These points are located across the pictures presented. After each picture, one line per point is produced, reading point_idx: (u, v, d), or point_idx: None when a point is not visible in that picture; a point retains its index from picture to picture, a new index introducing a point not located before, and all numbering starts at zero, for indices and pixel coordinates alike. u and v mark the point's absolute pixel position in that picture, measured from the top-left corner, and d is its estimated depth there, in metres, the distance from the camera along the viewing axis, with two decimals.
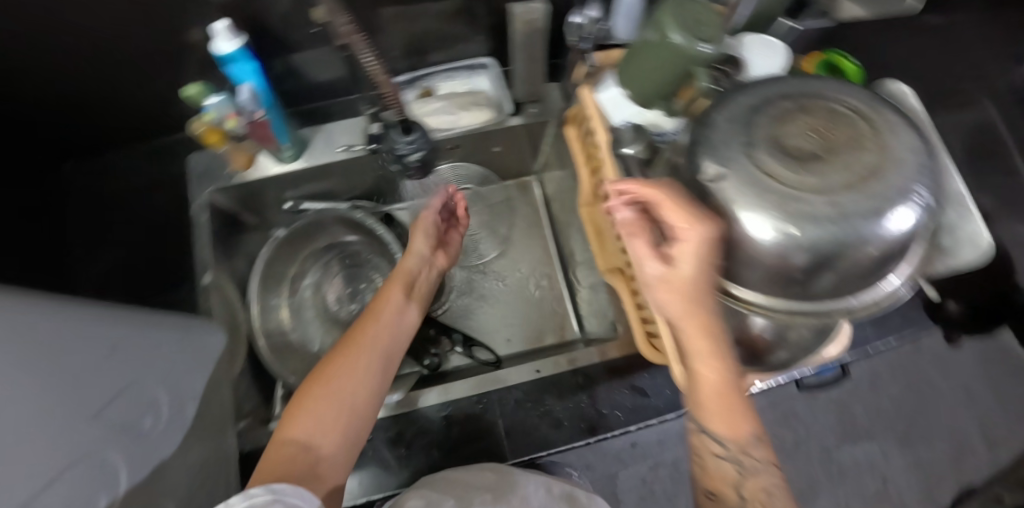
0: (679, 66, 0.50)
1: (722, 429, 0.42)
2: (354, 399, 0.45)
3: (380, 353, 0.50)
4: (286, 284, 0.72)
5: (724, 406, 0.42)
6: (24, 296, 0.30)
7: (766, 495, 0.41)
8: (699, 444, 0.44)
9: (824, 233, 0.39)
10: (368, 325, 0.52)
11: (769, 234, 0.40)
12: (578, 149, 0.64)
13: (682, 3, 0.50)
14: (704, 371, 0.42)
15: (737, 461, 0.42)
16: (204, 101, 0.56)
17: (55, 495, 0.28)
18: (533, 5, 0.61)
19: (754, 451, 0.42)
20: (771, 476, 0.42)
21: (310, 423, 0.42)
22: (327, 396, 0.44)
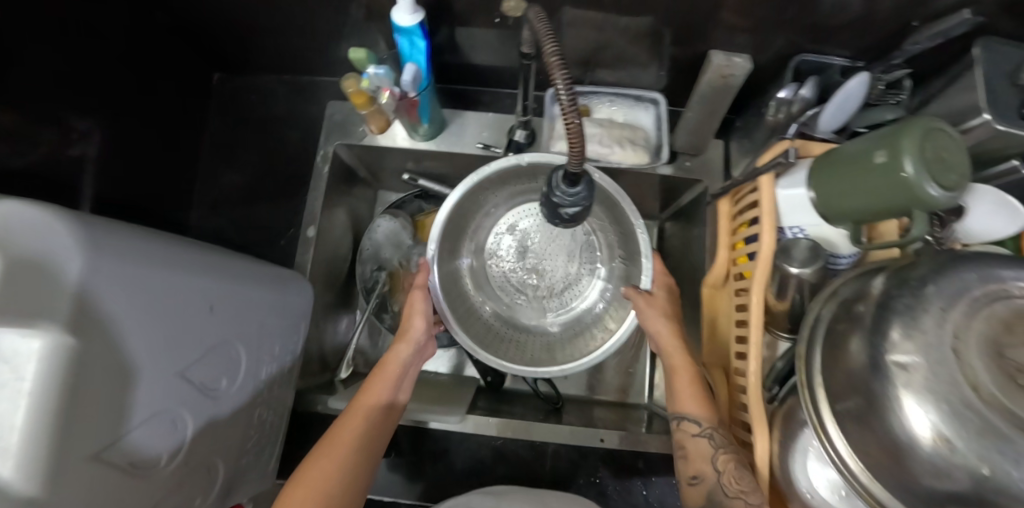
0: (898, 203, 0.42)
1: (686, 407, 0.50)
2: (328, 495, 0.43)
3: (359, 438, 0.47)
4: (384, 255, 0.75)
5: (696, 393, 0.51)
6: (159, 267, 0.37)
7: (736, 469, 0.45)
8: (692, 443, 0.48)
9: (1013, 484, 0.31)
10: (358, 408, 0.49)
11: (926, 429, 0.34)
12: (723, 226, 0.60)
13: (934, 131, 0.41)
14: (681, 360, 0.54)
15: (718, 444, 0.47)
16: (366, 69, 0.53)
17: (136, 438, 0.35)
18: (737, 60, 0.52)
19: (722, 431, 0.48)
20: (756, 499, 0.43)
21: None
22: (305, 492, 0.42)
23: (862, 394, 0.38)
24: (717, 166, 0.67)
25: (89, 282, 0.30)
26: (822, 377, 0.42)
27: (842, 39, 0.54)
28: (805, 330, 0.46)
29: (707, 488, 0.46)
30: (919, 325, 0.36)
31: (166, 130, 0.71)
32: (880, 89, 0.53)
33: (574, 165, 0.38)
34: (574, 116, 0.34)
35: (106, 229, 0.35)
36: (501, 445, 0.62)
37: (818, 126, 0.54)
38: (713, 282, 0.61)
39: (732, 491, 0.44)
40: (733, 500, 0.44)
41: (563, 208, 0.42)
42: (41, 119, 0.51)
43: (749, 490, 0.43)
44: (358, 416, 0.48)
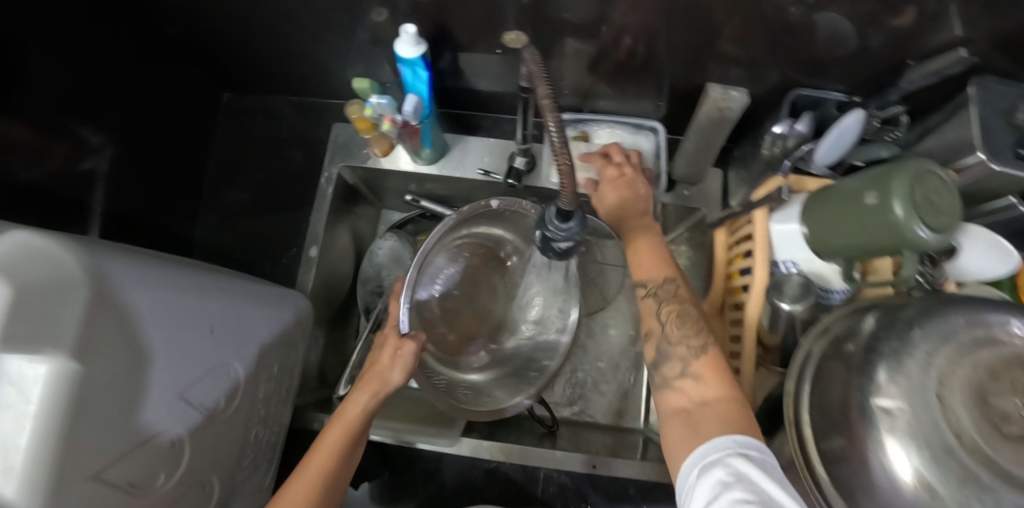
0: (889, 243, 0.42)
1: (646, 275, 0.47)
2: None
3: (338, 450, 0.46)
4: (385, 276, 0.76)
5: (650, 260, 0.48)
6: (164, 291, 0.39)
7: (678, 318, 0.44)
8: (663, 288, 0.46)
9: None
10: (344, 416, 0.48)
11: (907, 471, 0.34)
12: (718, 256, 0.61)
13: (925, 173, 0.42)
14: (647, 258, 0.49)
15: (663, 299, 0.46)
16: (369, 97, 0.55)
17: (135, 458, 0.36)
18: (733, 93, 0.55)
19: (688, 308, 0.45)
20: (697, 342, 0.43)
21: None
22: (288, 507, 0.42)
23: (849, 436, 0.38)
24: (715, 195, 0.68)
25: (98, 309, 0.32)
26: (809, 415, 0.43)
27: (838, 75, 0.54)
28: (794, 370, 0.46)
29: (655, 342, 0.45)
30: (904, 369, 0.36)
31: (175, 147, 0.73)
32: (875, 125, 0.55)
33: (566, 202, 0.39)
34: (564, 155, 0.36)
35: (115, 256, 0.36)
36: (494, 467, 0.63)
37: (814, 160, 0.55)
38: (709, 310, 0.60)
39: (676, 339, 0.44)
40: (677, 346, 0.43)
41: (556, 242, 0.43)
42: (53, 135, 0.54)
43: (690, 334, 0.43)
44: (337, 428, 0.47)
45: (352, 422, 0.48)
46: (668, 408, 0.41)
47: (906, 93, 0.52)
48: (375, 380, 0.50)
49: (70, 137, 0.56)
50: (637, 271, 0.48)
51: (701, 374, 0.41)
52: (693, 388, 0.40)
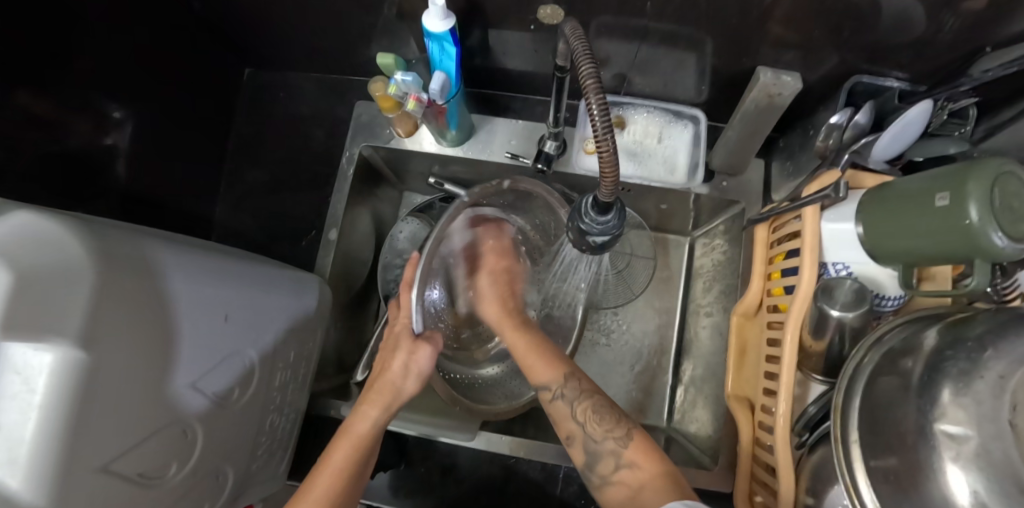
0: (958, 252, 0.38)
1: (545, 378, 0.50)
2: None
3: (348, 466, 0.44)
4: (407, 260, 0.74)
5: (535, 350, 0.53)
6: (176, 278, 0.37)
7: (595, 414, 0.45)
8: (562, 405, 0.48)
9: None
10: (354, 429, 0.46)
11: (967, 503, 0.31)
12: (759, 253, 0.57)
13: (1006, 174, 0.37)
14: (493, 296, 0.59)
15: (573, 400, 0.47)
16: (393, 74, 0.52)
17: (146, 449, 0.36)
18: (785, 78, 0.49)
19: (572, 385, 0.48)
20: (620, 431, 0.44)
21: None
22: None
23: (903, 460, 0.35)
24: (757, 188, 0.64)
25: (104, 297, 0.30)
26: (857, 434, 0.39)
27: (903, 62, 0.49)
28: (842, 380, 0.43)
29: (581, 445, 0.45)
30: (973, 392, 0.33)
31: (198, 123, 0.71)
32: (943, 119, 0.49)
33: (606, 192, 0.36)
34: (607, 141, 0.33)
35: (126, 240, 0.35)
36: (513, 463, 0.62)
37: (871, 155, 0.49)
38: (744, 312, 0.58)
39: (601, 436, 0.44)
40: (604, 443, 0.44)
41: (590, 235, 0.40)
42: (74, 109, 0.53)
43: (611, 427, 0.44)
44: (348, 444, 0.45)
45: (363, 437, 0.46)
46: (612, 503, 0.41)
47: (982, 81, 0.44)
48: (387, 391, 0.48)
49: (92, 112, 0.55)
50: (536, 377, 0.51)
51: (634, 459, 0.42)
52: (630, 478, 0.41)
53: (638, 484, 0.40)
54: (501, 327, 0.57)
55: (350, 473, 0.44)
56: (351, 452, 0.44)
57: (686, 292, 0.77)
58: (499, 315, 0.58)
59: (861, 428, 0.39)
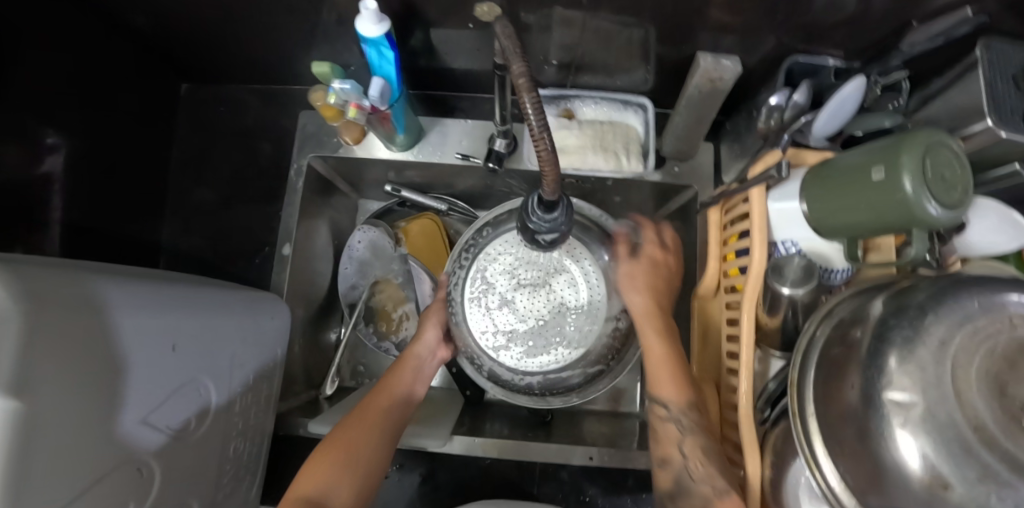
0: (895, 223, 0.39)
1: (662, 389, 0.53)
2: (367, 446, 0.51)
3: (388, 412, 0.54)
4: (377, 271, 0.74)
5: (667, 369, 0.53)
6: (110, 310, 0.36)
7: (702, 455, 0.48)
8: (664, 428, 0.52)
9: None
10: (387, 385, 0.57)
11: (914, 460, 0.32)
12: (713, 236, 0.58)
13: (938, 144, 0.38)
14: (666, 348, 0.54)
15: (687, 426, 0.50)
16: (331, 82, 0.51)
17: (94, 495, 0.34)
18: (725, 62, 0.51)
19: (691, 414, 0.51)
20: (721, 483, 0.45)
21: (321, 481, 0.46)
22: (334, 456, 0.49)
23: (857, 429, 0.36)
24: (707, 171, 0.65)
25: (30, 341, 0.28)
26: (814, 407, 0.41)
27: (836, 40, 0.50)
28: (797, 357, 0.44)
29: (673, 473, 0.49)
30: (914, 354, 0.34)
31: (137, 145, 0.68)
32: (875, 92, 0.50)
33: (549, 190, 0.36)
34: (542, 138, 0.32)
35: (50, 276, 0.33)
36: (488, 464, 0.62)
37: (812, 133, 0.50)
38: (704, 294, 0.60)
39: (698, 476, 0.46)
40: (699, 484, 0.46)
41: (540, 233, 0.40)
42: (8, 136, 0.50)
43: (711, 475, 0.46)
44: (386, 396, 0.56)
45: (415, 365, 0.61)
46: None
47: (909, 54, 0.46)
48: (411, 358, 0.61)
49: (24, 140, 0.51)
50: (658, 391, 0.53)
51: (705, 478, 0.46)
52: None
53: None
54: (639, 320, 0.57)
55: (403, 390, 0.58)
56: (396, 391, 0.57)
57: None
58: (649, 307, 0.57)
59: (823, 403, 0.40)
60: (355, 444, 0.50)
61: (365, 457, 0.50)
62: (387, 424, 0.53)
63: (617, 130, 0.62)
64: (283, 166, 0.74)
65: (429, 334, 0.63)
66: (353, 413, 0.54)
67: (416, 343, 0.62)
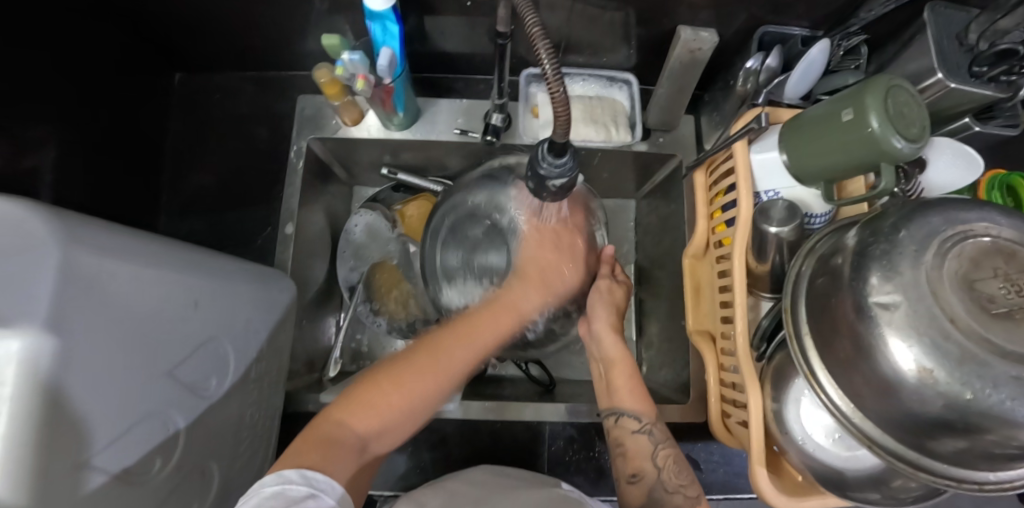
0: (866, 159, 0.44)
1: (622, 403, 0.55)
2: (430, 389, 0.46)
3: (467, 365, 0.48)
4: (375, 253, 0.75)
5: (631, 384, 0.55)
6: (142, 261, 0.36)
7: (675, 464, 0.51)
8: (630, 440, 0.53)
9: (989, 403, 0.33)
10: (481, 320, 0.50)
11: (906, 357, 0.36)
12: (699, 197, 0.62)
13: (895, 87, 0.44)
14: (613, 353, 0.57)
15: (658, 441, 0.52)
16: (340, 55, 0.53)
17: (128, 442, 0.34)
18: (703, 34, 0.55)
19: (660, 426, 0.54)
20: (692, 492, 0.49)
21: (372, 417, 0.43)
22: (394, 388, 0.44)
23: (854, 337, 0.40)
24: (689, 141, 0.69)
25: (70, 278, 0.29)
26: (808, 327, 0.45)
27: (799, 11, 0.55)
28: (789, 287, 0.48)
29: (647, 486, 0.50)
30: (895, 266, 0.38)
31: (133, 134, 0.68)
32: (839, 55, 0.56)
33: (561, 136, 0.38)
34: (558, 85, 0.34)
35: (86, 223, 0.33)
36: (499, 428, 0.64)
37: (785, 93, 0.56)
38: (694, 254, 0.63)
39: (674, 486, 0.49)
40: (674, 495, 0.49)
41: (552, 181, 0.42)
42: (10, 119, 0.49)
43: (686, 484, 0.50)
44: (478, 333, 0.49)
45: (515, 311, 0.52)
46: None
47: (868, 19, 0.52)
48: (514, 302, 0.53)
49: (20, 128, 0.50)
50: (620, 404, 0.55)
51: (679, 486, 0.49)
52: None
53: None
54: (615, 363, 0.57)
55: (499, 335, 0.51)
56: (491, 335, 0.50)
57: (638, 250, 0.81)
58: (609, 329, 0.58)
59: (818, 326, 0.44)
60: (413, 389, 0.45)
61: (417, 406, 0.45)
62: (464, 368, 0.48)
63: (604, 103, 0.66)
64: (278, 153, 0.74)
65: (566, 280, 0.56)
66: (427, 342, 0.48)
67: (528, 292, 0.53)
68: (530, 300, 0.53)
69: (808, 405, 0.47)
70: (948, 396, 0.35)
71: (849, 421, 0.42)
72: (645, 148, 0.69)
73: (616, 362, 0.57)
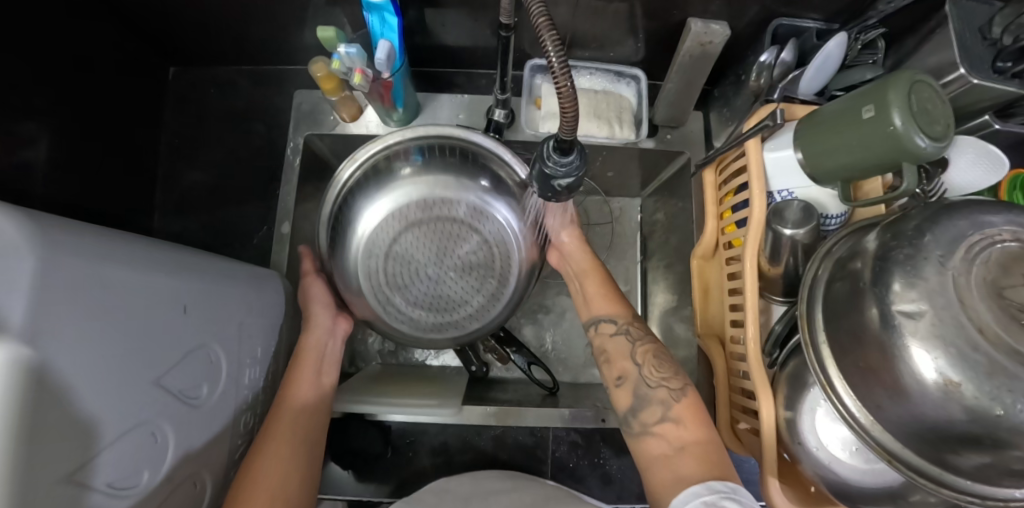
0: (886, 158, 0.42)
1: (598, 310, 0.57)
2: (297, 482, 0.46)
3: (303, 432, 0.49)
4: None
5: (602, 288, 0.59)
6: (128, 265, 0.35)
7: (655, 360, 0.51)
8: (611, 343, 0.54)
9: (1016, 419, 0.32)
10: (293, 391, 0.52)
11: (928, 367, 0.34)
12: (708, 197, 0.60)
13: (918, 83, 0.42)
14: (587, 258, 0.61)
15: (634, 338, 0.53)
16: (337, 47, 0.51)
17: (114, 455, 0.32)
18: (715, 27, 0.53)
19: (636, 323, 0.55)
20: (676, 384, 0.48)
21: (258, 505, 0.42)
22: (263, 484, 0.44)
23: (873, 345, 0.38)
24: (698, 138, 0.67)
25: (45, 286, 0.27)
26: (825, 335, 0.43)
27: (815, 3, 0.53)
28: (805, 291, 0.47)
29: (631, 386, 0.49)
30: (919, 273, 0.36)
31: (127, 129, 0.66)
32: (857, 49, 0.53)
33: (566, 133, 0.36)
34: (565, 79, 0.32)
35: (66, 226, 0.31)
36: (501, 433, 0.64)
37: (799, 89, 0.54)
38: (702, 254, 0.61)
39: (653, 381, 0.49)
40: (657, 389, 0.48)
41: (556, 180, 0.40)
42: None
43: (668, 376, 0.49)
44: (295, 405, 0.51)
45: (318, 351, 0.56)
46: (652, 455, 0.45)
47: (886, 12, 0.50)
48: (312, 355, 0.56)
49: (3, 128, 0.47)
50: (595, 309, 0.57)
51: (681, 417, 0.46)
52: (673, 433, 0.45)
53: (679, 442, 0.44)
54: (586, 269, 0.61)
55: (316, 394, 0.53)
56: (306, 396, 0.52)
57: (644, 250, 0.80)
58: (588, 263, 0.61)
59: (836, 334, 0.42)
60: (274, 470, 0.45)
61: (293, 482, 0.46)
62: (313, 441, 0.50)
63: (610, 99, 0.64)
64: (275, 149, 0.73)
65: (320, 317, 0.59)
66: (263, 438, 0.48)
67: (313, 334, 0.57)
68: (320, 338, 0.57)
69: (823, 413, 0.46)
70: (974, 410, 0.33)
71: (867, 433, 0.40)
72: (652, 145, 0.67)
73: (586, 273, 0.60)
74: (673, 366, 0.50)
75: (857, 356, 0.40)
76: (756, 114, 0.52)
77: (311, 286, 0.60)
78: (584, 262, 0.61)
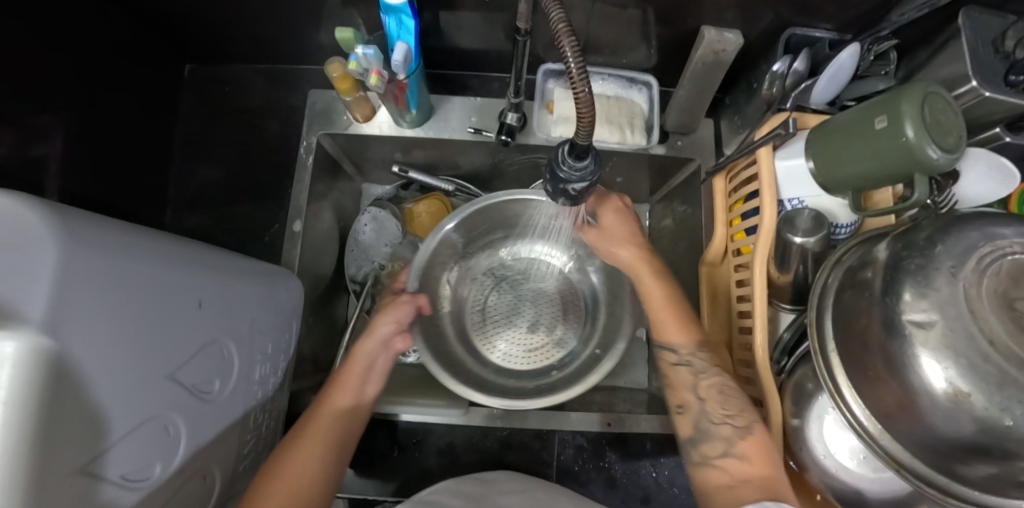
0: (898, 169, 0.42)
1: (672, 337, 0.52)
2: (317, 483, 0.46)
3: (330, 439, 0.48)
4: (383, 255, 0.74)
5: (678, 318, 0.53)
6: (146, 260, 0.35)
7: (720, 395, 0.47)
8: (675, 375, 0.50)
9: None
10: (332, 396, 0.51)
11: (938, 376, 0.34)
12: (717, 204, 0.61)
13: (931, 95, 0.42)
14: (649, 281, 0.56)
15: (698, 370, 0.49)
16: (354, 48, 0.51)
17: (126, 448, 0.33)
18: (728, 35, 0.53)
19: (703, 355, 0.50)
20: (741, 422, 0.45)
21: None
22: (277, 490, 0.43)
23: (883, 354, 0.38)
24: (709, 144, 0.68)
25: (66, 279, 0.27)
26: (834, 343, 0.43)
27: (828, 13, 0.54)
28: (814, 299, 0.47)
29: (694, 417, 0.47)
30: (929, 283, 0.36)
31: (142, 125, 0.66)
32: (870, 60, 0.53)
33: (583, 138, 0.37)
34: (582, 84, 0.32)
35: (87, 220, 0.32)
36: (507, 434, 0.64)
37: (811, 99, 0.54)
38: (711, 260, 0.61)
39: (720, 418, 0.46)
40: (721, 426, 0.45)
41: (571, 185, 0.41)
42: (17, 109, 0.48)
43: (733, 413, 0.45)
44: (330, 410, 0.50)
45: (368, 358, 0.55)
46: (709, 486, 0.43)
47: (900, 23, 0.51)
48: (360, 361, 0.54)
49: (20, 122, 0.48)
50: (665, 337, 0.52)
51: (747, 453, 0.43)
52: (736, 468, 0.43)
53: (743, 477, 0.42)
54: (633, 272, 0.58)
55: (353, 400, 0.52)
56: (343, 400, 0.51)
57: None
58: (653, 286, 0.56)
59: (846, 343, 0.42)
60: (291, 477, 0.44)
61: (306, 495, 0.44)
62: (337, 448, 0.49)
63: (622, 105, 0.64)
64: (289, 147, 0.73)
65: (384, 328, 0.57)
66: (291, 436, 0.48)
67: (371, 343, 0.55)
68: (376, 349, 0.55)
69: (829, 421, 0.46)
70: (983, 421, 0.33)
71: (874, 442, 0.41)
72: (662, 150, 0.68)
73: (652, 298, 0.55)
74: (741, 400, 0.46)
75: (867, 365, 0.40)
76: (771, 122, 0.52)
77: (399, 300, 0.60)
78: (654, 289, 0.56)
